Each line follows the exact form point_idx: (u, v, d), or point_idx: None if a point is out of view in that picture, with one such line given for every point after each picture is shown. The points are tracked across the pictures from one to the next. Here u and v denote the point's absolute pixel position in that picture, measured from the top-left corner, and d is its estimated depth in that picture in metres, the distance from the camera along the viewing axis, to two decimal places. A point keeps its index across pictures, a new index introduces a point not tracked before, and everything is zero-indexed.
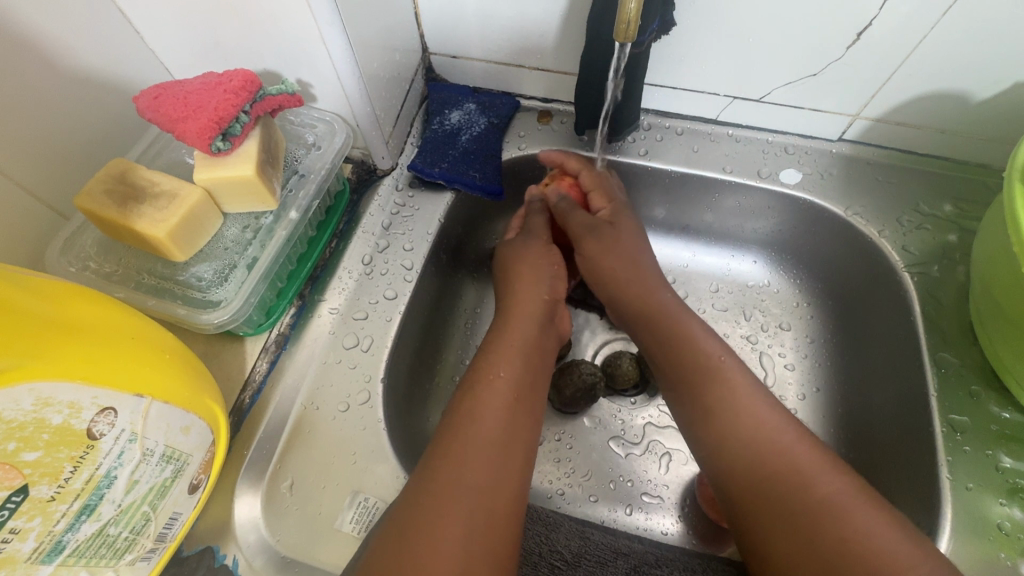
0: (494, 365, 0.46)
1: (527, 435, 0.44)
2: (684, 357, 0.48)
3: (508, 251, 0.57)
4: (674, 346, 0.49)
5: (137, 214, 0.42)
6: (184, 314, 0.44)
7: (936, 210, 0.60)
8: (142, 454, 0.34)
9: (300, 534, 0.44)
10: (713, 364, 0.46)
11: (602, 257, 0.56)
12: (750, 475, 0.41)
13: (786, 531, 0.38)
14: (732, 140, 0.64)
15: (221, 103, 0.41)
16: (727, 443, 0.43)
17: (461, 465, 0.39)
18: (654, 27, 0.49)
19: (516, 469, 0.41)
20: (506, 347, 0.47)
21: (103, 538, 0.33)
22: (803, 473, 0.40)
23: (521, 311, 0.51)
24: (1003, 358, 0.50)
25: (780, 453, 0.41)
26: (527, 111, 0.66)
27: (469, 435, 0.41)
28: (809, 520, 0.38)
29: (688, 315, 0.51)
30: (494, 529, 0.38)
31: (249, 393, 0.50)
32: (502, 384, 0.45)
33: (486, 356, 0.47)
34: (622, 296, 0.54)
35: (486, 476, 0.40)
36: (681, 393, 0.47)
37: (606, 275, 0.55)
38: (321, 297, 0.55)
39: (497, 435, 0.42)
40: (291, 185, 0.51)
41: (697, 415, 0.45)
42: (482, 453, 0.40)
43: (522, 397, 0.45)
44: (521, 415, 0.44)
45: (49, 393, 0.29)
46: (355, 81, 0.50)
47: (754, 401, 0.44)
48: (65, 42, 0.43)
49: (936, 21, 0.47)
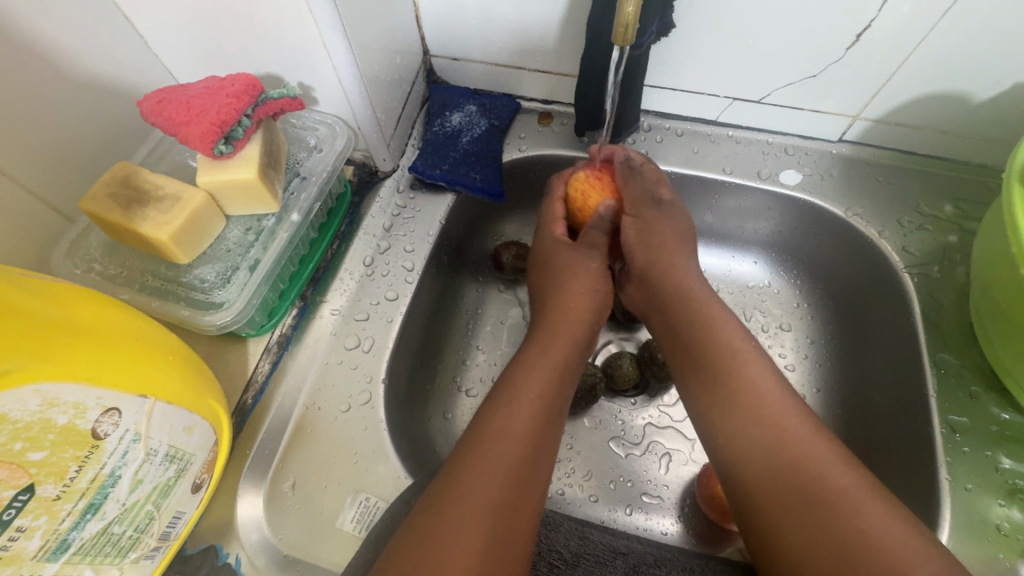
0: (527, 383, 0.46)
1: (548, 452, 0.44)
2: (705, 345, 0.48)
3: (555, 254, 0.55)
4: (692, 336, 0.49)
5: (140, 217, 0.43)
6: (188, 315, 0.45)
7: (936, 211, 0.60)
8: (146, 454, 0.34)
9: (302, 533, 0.45)
10: (732, 355, 0.46)
11: (655, 227, 0.54)
12: (761, 464, 0.41)
13: (794, 520, 0.39)
14: (733, 141, 0.64)
15: (223, 107, 0.42)
16: (740, 437, 0.43)
17: (483, 472, 0.40)
18: (653, 29, 0.50)
19: (534, 488, 0.42)
20: (536, 365, 0.47)
21: (107, 537, 0.34)
22: (814, 464, 0.40)
23: (563, 326, 0.50)
24: (1002, 359, 0.50)
25: (794, 444, 0.41)
26: (528, 113, 0.67)
27: (493, 447, 0.41)
28: (819, 513, 0.38)
29: (713, 300, 0.51)
30: (510, 548, 0.38)
31: (251, 393, 0.50)
32: (534, 404, 0.44)
33: (521, 371, 0.47)
34: (659, 279, 0.53)
35: (507, 492, 0.40)
36: (698, 381, 0.47)
37: (655, 252, 0.53)
38: (323, 298, 0.55)
39: (525, 454, 0.42)
40: (293, 188, 0.51)
41: (711, 406, 0.45)
42: (504, 469, 0.40)
43: (551, 418, 0.45)
44: (548, 436, 0.44)
45: (54, 394, 0.30)
46: (356, 85, 0.50)
47: (771, 394, 0.44)
48: (69, 46, 0.43)
49: (935, 23, 0.47)
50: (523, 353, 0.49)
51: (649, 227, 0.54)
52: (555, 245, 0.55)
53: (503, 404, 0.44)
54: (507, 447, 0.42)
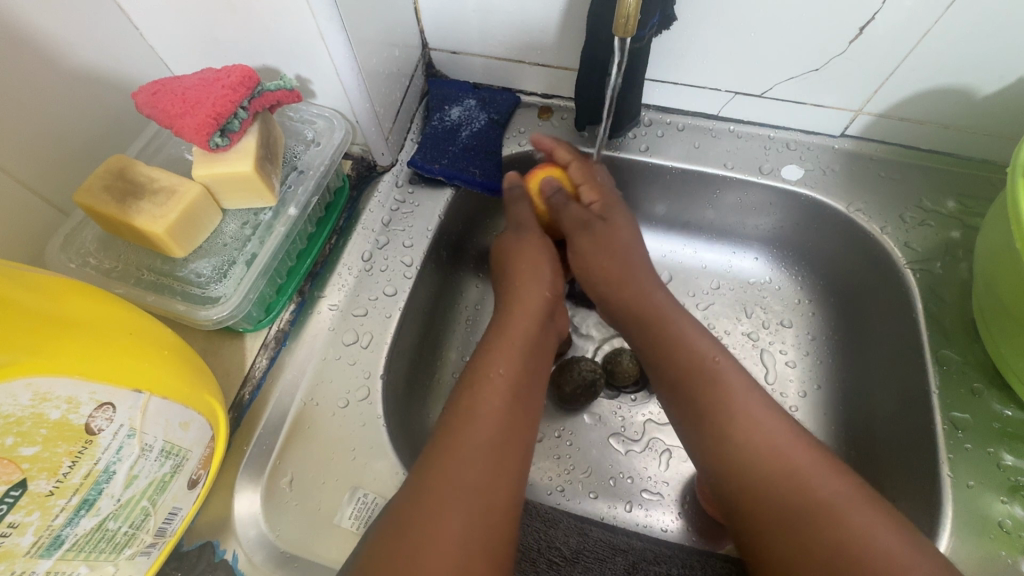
0: (494, 364, 0.46)
1: (523, 429, 0.44)
2: (679, 359, 0.47)
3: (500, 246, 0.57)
4: (669, 349, 0.48)
5: (135, 210, 0.42)
6: (184, 310, 0.44)
7: (938, 206, 0.59)
8: (141, 449, 0.34)
9: (299, 530, 0.45)
10: (708, 367, 0.46)
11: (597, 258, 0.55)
12: (748, 476, 0.41)
13: (782, 533, 0.39)
14: (733, 136, 0.63)
15: (220, 99, 0.41)
16: (725, 445, 0.43)
17: (460, 465, 0.39)
18: (655, 22, 0.49)
19: (509, 467, 0.41)
20: (506, 344, 0.47)
21: (101, 533, 0.33)
22: (801, 474, 0.40)
23: (522, 308, 0.51)
24: (1005, 355, 0.49)
25: (778, 456, 0.41)
26: (527, 107, 0.66)
27: (462, 434, 0.41)
28: (804, 525, 0.38)
29: (679, 315, 0.50)
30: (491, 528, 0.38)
31: (249, 388, 0.50)
32: (501, 381, 0.44)
33: (487, 354, 0.47)
34: (617, 297, 0.54)
35: (485, 480, 0.40)
36: (678, 392, 0.47)
37: (608, 279, 0.54)
38: (321, 293, 0.55)
39: (495, 434, 0.42)
40: (290, 181, 0.51)
41: (692, 414, 0.45)
42: (479, 454, 0.40)
43: (518, 395, 0.45)
44: (520, 413, 0.44)
45: (46, 388, 0.29)
46: (354, 78, 0.50)
47: (750, 405, 0.44)
48: (62, 37, 0.43)
49: (939, 16, 0.47)
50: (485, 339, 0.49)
51: (582, 254, 0.55)
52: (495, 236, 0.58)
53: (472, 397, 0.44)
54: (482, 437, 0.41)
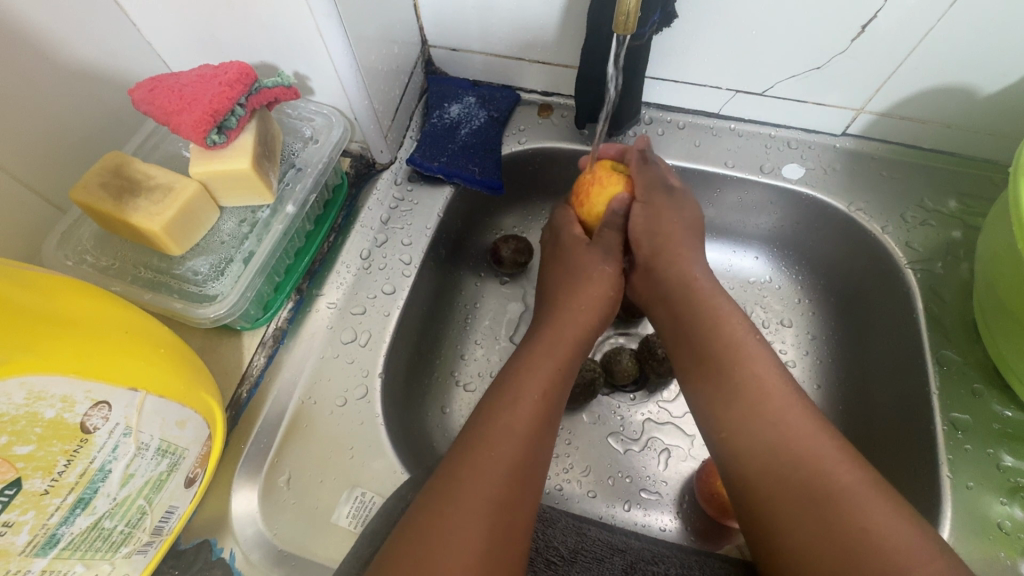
0: (528, 383, 0.45)
1: (546, 449, 0.44)
2: (709, 342, 0.48)
3: (579, 260, 0.54)
4: (699, 330, 0.49)
5: (131, 207, 0.42)
6: (181, 308, 0.44)
7: (940, 206, 0.59)
8: (137, 447, 0.34)
9: (296, 528, 0.45)
10: (736, 348, 0.46)
11: (665, 218, 0.53)
12: (767, 457, 0.41)
13: (798, 515, 0.39)
14: (734, 134, 0.63)
15: (216, 96, 0.41)
16: (740, 425, 0.43)
17: (484, 472, 0.40)
18: (655, 19, 0.49)
19: (529, 492, 0.41)
20: (541, 364, 0.47)
21: (98, 531, 0.33)
22: (819, 459, 0.40)
23: (568, 333, 0.50)
24: (1006, 355, 0.49)
25: (799, 439, 0.41)
26: (527, 104, 0.66)
27: (489, 444, 0.41)
28: (821, 510, 0.38)
29: (718, 295, 0.50)
30: (507, 548, 0.38)
31: (246, 387, 0.50)
32: (535, 403, 0.44)
33: (524, 369, 0.46)
34: (664, 270, 0.52)
35: (506, 499, 0.39)
36: (704, 374, 0.47)
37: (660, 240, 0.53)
38: (319, 291, 0.55)
39: (522, 456, 0.41)
40: (288, 178, 0.51)
41: (712, 398, 0.45)
42: (503, 471, 0.40)
43: (549, 416, 0.45)
44: (546, 435, 0.44)
45: (42, 387, 0.29)
46: (353, 74, 0.49)
47: (774, 389, 0.44)
48: (57, 33, 0.43)
49: (942, 14, 0.46)
50: (523, 356, 0.48)
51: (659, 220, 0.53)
52: (575, 246, 0.55)
53: (507, 400, 0.44)
54: (508, 446, 0.41)
